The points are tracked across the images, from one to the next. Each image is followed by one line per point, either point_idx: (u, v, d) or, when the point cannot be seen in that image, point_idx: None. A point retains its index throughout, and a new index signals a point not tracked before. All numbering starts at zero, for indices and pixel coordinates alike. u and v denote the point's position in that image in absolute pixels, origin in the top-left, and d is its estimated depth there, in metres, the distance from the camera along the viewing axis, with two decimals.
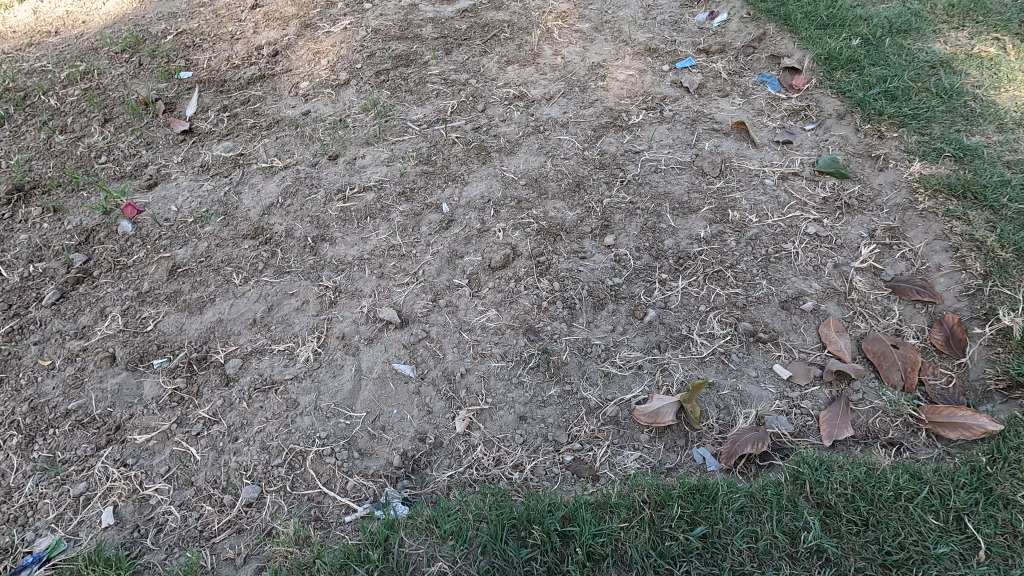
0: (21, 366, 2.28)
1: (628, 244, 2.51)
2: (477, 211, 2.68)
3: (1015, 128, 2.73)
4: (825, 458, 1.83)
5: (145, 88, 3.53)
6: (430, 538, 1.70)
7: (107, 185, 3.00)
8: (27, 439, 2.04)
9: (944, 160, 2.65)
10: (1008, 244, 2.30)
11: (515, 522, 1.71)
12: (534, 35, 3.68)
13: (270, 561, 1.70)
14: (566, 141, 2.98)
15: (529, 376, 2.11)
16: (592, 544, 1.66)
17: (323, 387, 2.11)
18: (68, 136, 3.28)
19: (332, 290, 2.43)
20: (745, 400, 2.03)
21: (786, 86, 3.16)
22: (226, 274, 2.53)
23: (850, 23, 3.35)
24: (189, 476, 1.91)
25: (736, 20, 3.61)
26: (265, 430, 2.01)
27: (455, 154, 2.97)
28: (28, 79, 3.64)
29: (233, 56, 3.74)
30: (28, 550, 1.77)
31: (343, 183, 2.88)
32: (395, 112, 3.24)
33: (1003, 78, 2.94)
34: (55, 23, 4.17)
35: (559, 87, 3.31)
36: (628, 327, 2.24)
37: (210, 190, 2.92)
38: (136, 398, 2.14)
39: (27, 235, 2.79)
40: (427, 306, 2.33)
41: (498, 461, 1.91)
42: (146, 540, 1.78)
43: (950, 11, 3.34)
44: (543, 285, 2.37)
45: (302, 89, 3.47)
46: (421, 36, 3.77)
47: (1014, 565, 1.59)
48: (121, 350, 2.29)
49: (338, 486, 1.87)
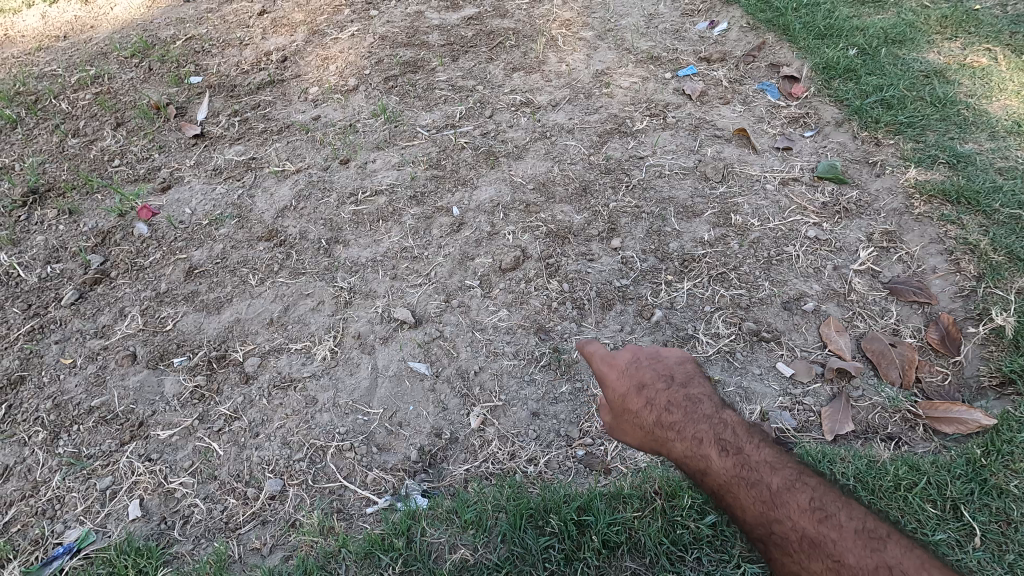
0: (43, 365, 2.33)
1: (635, 247, 2.59)
2: (487, 214, 2.76)
3: (1006, 136, 2.83)
4: (827, 451, 1.91)
5: (156, 92, 3.60)
6: (450, 527, 1.76)
7: (122, 188, 3.06)
8: (52, 435, 2.10)
9: (939, 167, 2.75)
10: (1001, 247, 2.39)
11: (532, 512, 1.77)
12: (539, 43, 3.77)
13: (296, 551, 1.76)
14: (572, 147, 3.07)
15: (542, 373, 2.18)
16: (607, 532, 1.73)
17: (341, 385, 2.18)
18: (81, 140, 3.34)
19: (347, 291, 2.49)
20: (749, 397, 2.10)
21: (786, 94, 3.26)
22: (241, 275, 2.59)
23: (847, 33, 3.45)
24: (212, 470, 1.97)
25: (736, 30, 3.71)
26: (286, 426, 2.07)
27: (464, 159, 3.05)
28: (38, 83, 3.70)
29: (242, 61, 3.81)
30: (58, 541, 1.82)
31: (356, 187, 2.94)
32: (405, 117, 3.31)
33: (994, 88, 3.05)
34: (64, 27, 4.23)
35: (565, 94, 3.40)
36: (636, 327, 2.32)
37: (224, 193, 2.99)
38: (158, 395, 2.19)
39: (44, 236, 2.85)
40: (440, 307, 2.40)
41: (513, 455, 1.98)
42: (174, 531, 1.84)
43: (943, 23, 3.45)
44: (552, 286, 2.45)
45: (312, 94, 3.54)
46: (428, 42, 3.85)
47: (1007, 551, 1.67)
48: (141, 349, 2.35)
49: (358, 479, 1.94)
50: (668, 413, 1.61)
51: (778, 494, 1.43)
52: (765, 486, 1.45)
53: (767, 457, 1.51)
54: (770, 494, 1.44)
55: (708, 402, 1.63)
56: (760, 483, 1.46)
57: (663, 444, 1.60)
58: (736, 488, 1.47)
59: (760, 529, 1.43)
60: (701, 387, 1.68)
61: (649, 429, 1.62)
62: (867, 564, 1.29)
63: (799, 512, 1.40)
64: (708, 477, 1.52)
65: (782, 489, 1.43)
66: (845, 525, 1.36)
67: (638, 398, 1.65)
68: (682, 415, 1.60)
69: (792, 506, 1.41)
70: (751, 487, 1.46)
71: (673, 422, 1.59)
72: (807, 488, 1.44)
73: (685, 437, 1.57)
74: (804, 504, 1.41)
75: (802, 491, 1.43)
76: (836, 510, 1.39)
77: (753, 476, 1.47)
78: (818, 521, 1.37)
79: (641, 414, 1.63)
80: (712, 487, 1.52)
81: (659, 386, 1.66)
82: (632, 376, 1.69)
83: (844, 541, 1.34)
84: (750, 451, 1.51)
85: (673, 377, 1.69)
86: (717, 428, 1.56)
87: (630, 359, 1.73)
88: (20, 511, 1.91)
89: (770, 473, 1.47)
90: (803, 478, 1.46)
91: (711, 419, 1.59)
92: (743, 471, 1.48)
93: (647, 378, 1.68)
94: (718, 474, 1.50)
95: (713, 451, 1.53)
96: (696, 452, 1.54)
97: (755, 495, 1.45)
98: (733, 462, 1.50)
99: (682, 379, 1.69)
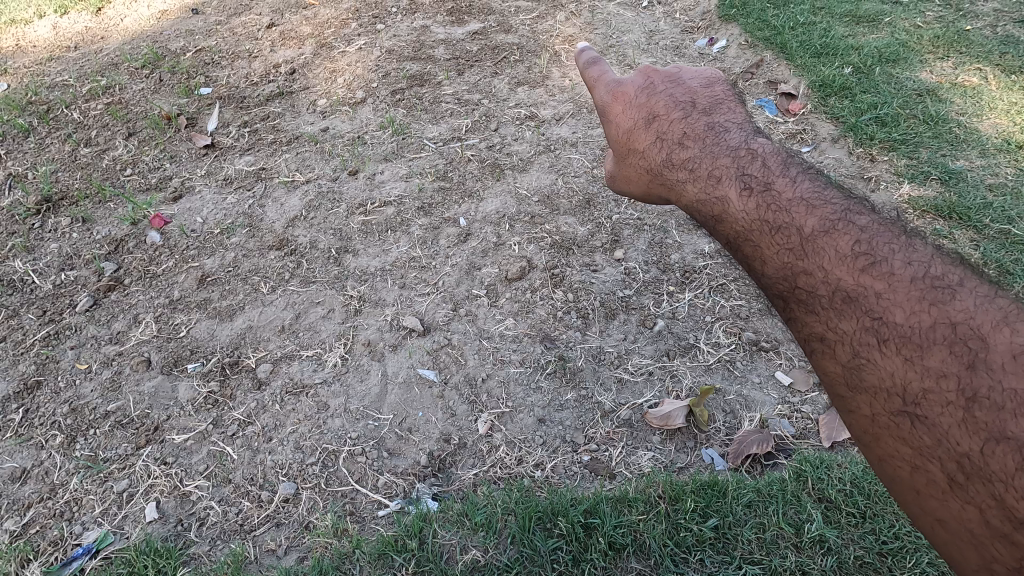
0: (60, 370, 2.38)
1: (637, 259, 2.67)
2: (493, 225, 2.83)
3: (996, 154, 2.92)
4: (825, 457, 1.97)
5: (167, 103, 3.67)
6: (461, 529, 1.82)
7: (134, 197, 3.12)
8: (69, 438, 2.15)
9: (931, 183, 2.84)
10: (991, 261, 2.48)
11: (541, 515, 1.82)
12: (543, 59, 3.87)
13: (311, 552, 1.81)
14: (575, 160, 3.15)
15: (548, 381, 2.25)
16: (613, 534, 1.78)
17: (352, 391, 2.24)
18: (93, 149, 3.40)
19: (356, 300, 2.55)
20: (749, 405, 2.17)
21: (783, 110, 3.35)
22: (253, 283, 2.65)
23: (843, 52, 3.55)
24: (226, 474, 2.03)
25: (735, 47, 3.81)
26: (299, 431, 2.13)
27: (471, 171, 3.12)
28: (50, 93, 3.77)
29: (251, 74, 3.88)
30: (77, 542, 1.87)
31: (365, 198, 3.01)
32: (412, 130, 3.39)
33: (985, 107, 3.15)
34: (75, 38, 4.30)
35: (568, 108, 3.49)
36: (639, 336, 2.39)
37: (235, 203, 3.05)
38: (172, 399, 2.25)
39: (57, 244, 2.90)
40: (448, 315, 2.47)
41: (520, 460, 2.03)
42: (190, 533, 1.88)
43: (935, 43, 3.56)
44: (557, 295, 2.52)
45: (320, 106, 3.62)
46: (434, 56, 3.94)
47: None
48: (156, 354, 2.40)
49: (370, 483, 1.99)
50: (682, 153, 1.64)
51: (811, 239, 1.28)
52: (796, 231, 1.31)
53: (803, 194, 1.39)
54: (802, 244, 1.29)
55: (733, 139, 1.60)
56: (789, 227, 1.33)
57: (671, 182, 1.67)
58: (756, 230, 1.39)
59: (782, 284, 1.29)
60: (723, 120, 1.67)
61: (657, 168, 1.73)
62: (920, 323, 1.09)
63: (836, 258, 1.23)
64: (723, 221, 1.48)
65: (816, 233, 1.28)
66: (899, 273, 1.16)
67: (648, 134, 1.76)
68: (696, 152, 1.62)
69: (830, 259, 1.24)
70: (776, 234, 1.34)
71: (684, 157, 1.64)
72: (851, 231, 1.26)
73: (698, 178, 1.58)
74: (844, 249, 1.24)
75: (844, 234, 1.26)
76: (889, 256, 1.20)
77: (780, 219, 1.35)
78: (860, 271, 1.19)
79: (650, 153, 1.75)
80: (729, 230, 1.47)
81: (672, 118, 1.73)
82: (646, 111, 1.79)
83: (891, 295, 1.14)
84: (780, 189, 1.42)
85: (693, 109, 1.71)
86: (739, 163, 1.52)
87: (645, 91, 1.82)
88: (39, 513, 1.95)
89: (804, 215, 1.34)
90: (848, 220, 1.29)
91: (734, 154, 1.55)
92: (766, 212, 1.38)
93: (660, 113, 1.76)
94: (736, 217, 1.44)
95: (734, 193, 1.46)
96: (711, 193, 1.52)
97: (781, 241, 1.32)
98: (755, 199, 1.42)
99: (704, 111, 1.69)
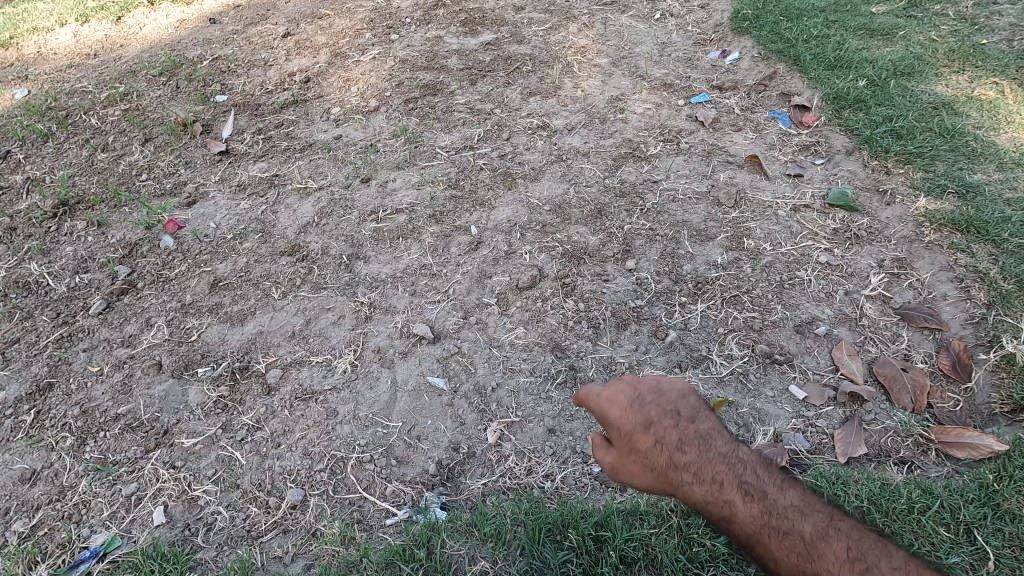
0: (71, 372, 2.38)
1: (649, 269, 2.66)
2: (504, 234, 2.83)
3: (1015, 168, 2.88)
4: (841, 473, 1.93)
5: (183, 110, 3.70)
6: (470, 540, 1.80)
7: (149, 202, 3.15)
8: (79, 440, 2.15)
9: (948, 197, 2.81)
10: (1010, 275, 2.44)
11: (550, 527, 1.80)
12: (555, 69, 3.88)
13: (317, 560, 1.80)
14: (587, 169, 3.15)
15: (558, 391, 2.23)
16: (625, 548, 1.76)
17: (361, 397, 2.23)
18: (110, 154, 3.44)
19: (367, 306, 2.55)
20: (763, 418, 2.14)
21: (797, 122, 3.34)
22: (265, 289, 2.65)
23: (856, 65, 3.54)
24: (235, 479, 2.02)
25: (748, 59, 3.82)
26: (307, 437, 2.12)
27: (483, 180, 3.13)
28: (69, 99, 3.82)
29: (266, 82, 3.92)
30: (84, 545, 1.86)
31: (377, 205, 3.02)
32: (424, 138, 3.40)
33: (1001, 120, 3.12)
34: (95, 45, 4.38)
35: (580, 118, 3.49)
36: (651, 347, 2.37)
37: (248, 209, 3.06)
38: (182, 404, 2.25)
39: (73, 247, 2.93)
40: (459, 323, 2.46)
41: (530, 470, 2.01)
42: (197, 538, 1.88)
43: (950, 56, 3.55)
44: (568, 304, 2.51)
45: (334, 114, 3.65)
46: (447, 66, 3.97)
47: None
48: (166, 358, 2.41)
49: (378, 490, 1.98)
50: (681, 453, 1.43)
51: (813, 545, 1.32)
52: (798, 534, 1.35)
53: (794, 498, 1.41)
54: (805, 545, 1.33)
55: (722, 437, 1.48)
56: (793, 532, 1.35)
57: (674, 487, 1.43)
58: (768, 539, 1.36)
59: None
60: (710, 419, 1.52)
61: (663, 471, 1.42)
62: None
63: (837, 562, 1.30)
64: (733, 526, 1.40)
65: (816, 537, 1.34)
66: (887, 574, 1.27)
67: (645, 436, 1.45)
68: (696, 455, 1.44)
69: (830, 559, 1.31)
70: (783, 538, 1.35)
71: (690, 463, 1.42)
72: (841, 535, 1.34)
73: (703, 480, 1.42)
74: (841, 554, 1.31)
75: (836, 538, 1.34)
76: (877, 558, 1.29)
77: (784, 525, 1.36)
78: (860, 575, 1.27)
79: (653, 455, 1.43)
80: (737, 533, 1.40)
81: (668, 423, 1.46)
82: (637, 413, 1.48)
83: None
84: (775, 496, 1.41)
85: (680, 413, 1.49)
86: (736, 468, 1.44)
87: (631, 395, 1.50)
88: (47, 515, 1.95)
89: (801, 519, 1.37)
90: (834, 525, 1.37)
91: (731, 458, 1.45)
92: (770, 519, 1.37)
93: (654, 414, 1.47)
94: (745, 521, 1.38)
95: (736, 495, 1.40)
96: (716, 496, 1.41)
97: (789, 546, 1.34)
98: (758, 505, 1.39)
99: (690, 414, 1.50)
